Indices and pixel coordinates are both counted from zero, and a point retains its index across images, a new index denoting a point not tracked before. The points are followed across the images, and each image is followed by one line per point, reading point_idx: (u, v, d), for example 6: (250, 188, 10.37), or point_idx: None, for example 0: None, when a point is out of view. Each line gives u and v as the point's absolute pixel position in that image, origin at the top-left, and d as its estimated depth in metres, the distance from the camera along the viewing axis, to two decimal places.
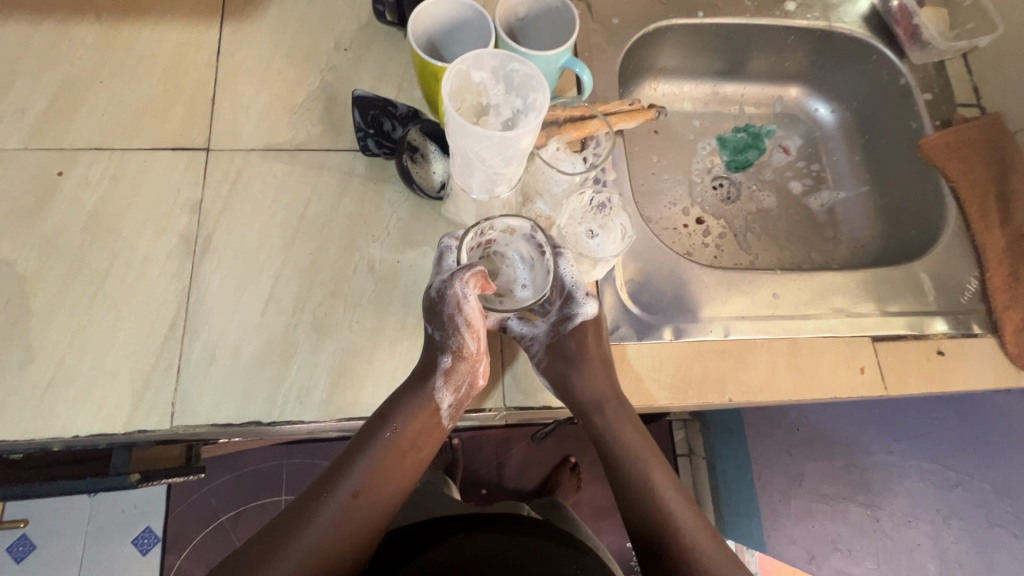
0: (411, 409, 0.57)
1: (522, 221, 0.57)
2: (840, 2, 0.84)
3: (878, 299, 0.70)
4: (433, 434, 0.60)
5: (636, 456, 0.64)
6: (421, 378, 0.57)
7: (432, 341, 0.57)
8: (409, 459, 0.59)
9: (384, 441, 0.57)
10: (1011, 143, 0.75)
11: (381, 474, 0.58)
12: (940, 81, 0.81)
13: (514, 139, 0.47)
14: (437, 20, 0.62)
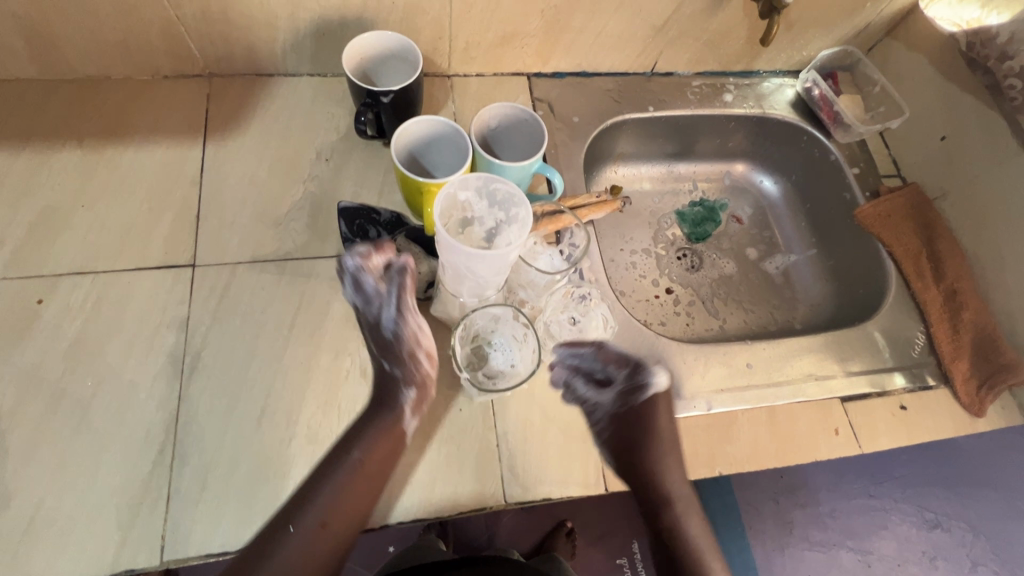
0: (378, 431, 0.59)
1: (503, 307, 0.63)
2: (770, 91, 0.95)
3: (841, 359, 0.75)
4: (393, 455, 0.59)
5: (675, 482, 0.67)
6: (384, 289, 0.63)
7: (386, 377, 0.62)
8: (384, 434, 0.59)
9: (343, 477, 0.58)
10: (931, 208, 0.85)
11: (338, 518, 0.57)
12: (864, 157, 0.91)
13: (505, 253, 0.50)
14: (416, 135, 0.66)
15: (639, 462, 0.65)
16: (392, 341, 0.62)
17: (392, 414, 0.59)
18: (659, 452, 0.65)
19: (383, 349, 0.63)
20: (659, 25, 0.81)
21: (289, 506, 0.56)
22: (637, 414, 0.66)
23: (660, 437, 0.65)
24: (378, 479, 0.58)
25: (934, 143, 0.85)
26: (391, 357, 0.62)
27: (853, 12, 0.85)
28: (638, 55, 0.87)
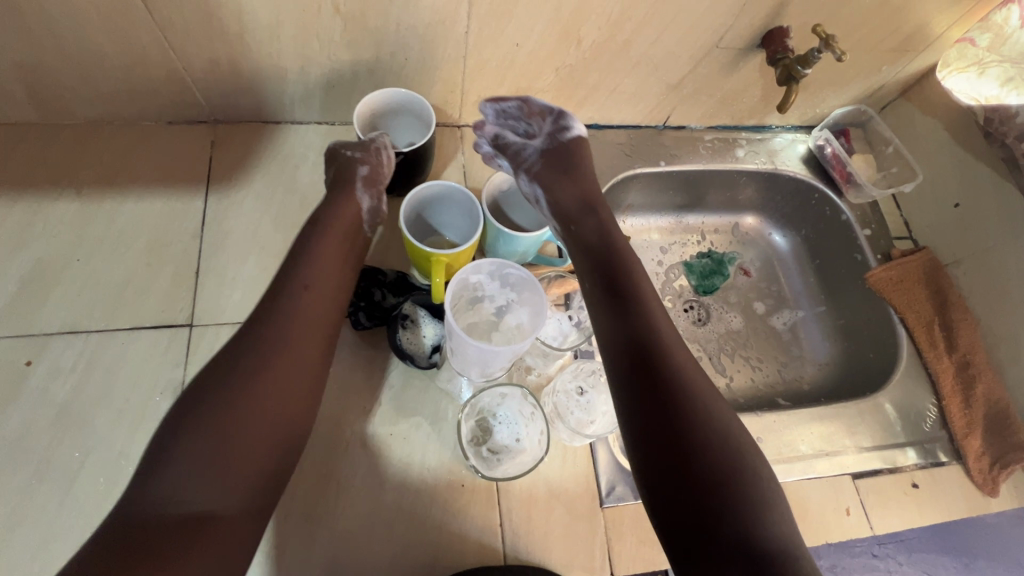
0: (315, 268, 0.55)
1: (513, 387, 0.63)
2: (782, 147, 0.94)
3: (851, 432, 0.74)
4: (341, 294, 0.56)
5: (653, 303, 0.54)
6: (340, 185, 0.62)
7: (346, 161, 0.63)
8: (336, 254, 0.57)
9: (288, 306, 0.51)
10: (945, 275, 0.84)
11: (297, 358, 0.50)
12: (876, 218, 0.90)
13: (517, 348, 0.50)
14: (428, 197, 0.64)
15: (626, 290, 0.55)
16: (343, 176, 0.62)
17: (326, 292, 0.54)
18: (645, 294, 0.55)
19: (336, 174, 0.63)
20: (675, 83, 0.80)
21: (217, 398, 0.46)
22: (579, 212, 0.64)
23: (653, 302, 0.54)
24: (323, 275, 0.55)
25: (948, 208, 0.84)
26: (341, 187, 0.61)
27: (869, 75, 0.85)
28: (652, 109, 0.86)
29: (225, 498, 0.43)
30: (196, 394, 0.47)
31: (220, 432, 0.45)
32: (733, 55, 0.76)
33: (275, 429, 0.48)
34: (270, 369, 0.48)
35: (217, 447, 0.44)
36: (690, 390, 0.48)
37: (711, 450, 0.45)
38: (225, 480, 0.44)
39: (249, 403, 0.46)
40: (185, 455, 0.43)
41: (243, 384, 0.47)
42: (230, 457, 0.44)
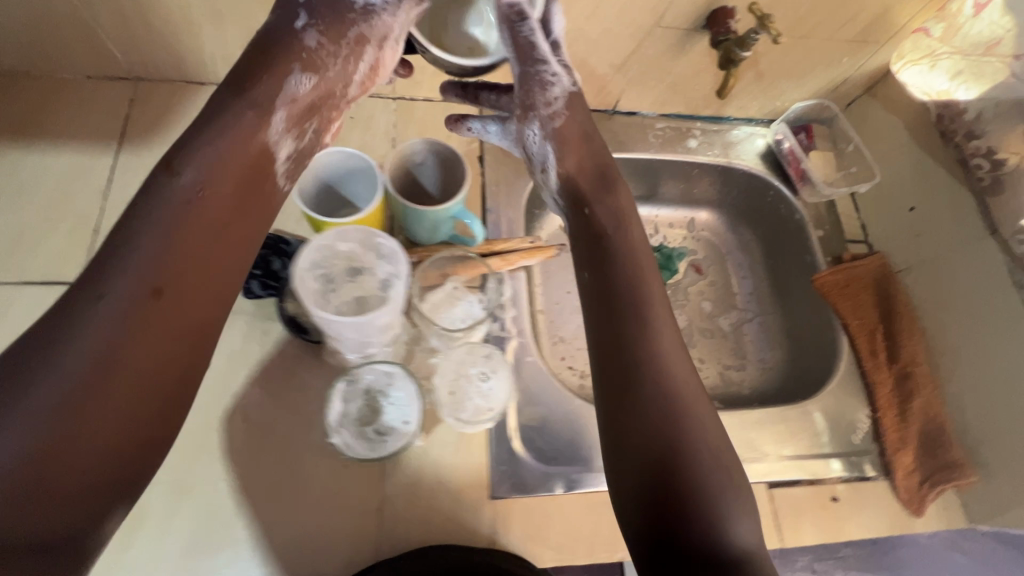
0: (184, 208, 0.43)
1: (392, 365, 0.60)
2: (740, 140, 0.90)
3: (776, 441, 0.70)
4: (236, 245, 0.46)
5: (653, 286, 0.52)
6: (248, 86, 0.48)
7: (288, 33, 0.50)
8: (235, 195, 0.46)
9: (142, 257, 0.40)
10: (894, 283, 0.79)
11: (163, 328, 0.40)
12: (830, 220, 0.86)
13: (368, 321, 0.50)
14: (330, 166, 0.62)
15: (613, 284, 0.52)
16: (264, 64, 0.49)
17: (218, 240, 0.45)
18: (647, 291, 0.52)
19: (264, 44, 0.49)
20: (619, 65, 0.77)
21: (39, 383, 0.35)
22: (591, 187, 0.59)
23: (637, 291, 0.52)
24: (219, 225, 0.45)
25: (903, 214, 0.79)
26: (241, 90, 0.47)
27: (829, 67, 0.80)
28: (598, 92, 0.82)
29: (62, 489, 0.35)
30: (24, 358, 0.36)
31: (71, 414, 0.36)
32: (677, 36, 0.72)
33: (142, 410, 0.39)
34: (137, 335, 0.39)
35: (59, 427, 0.35)
36: (660, 398, 0.46)
37: (665, 457, 0.43)
38: (61, 470, 0.35)
39: (117, 376, 0.38)
40: (8, 432, 0.34)
41: (92, 350, 0.37)
42: (74, 444, 0.36)
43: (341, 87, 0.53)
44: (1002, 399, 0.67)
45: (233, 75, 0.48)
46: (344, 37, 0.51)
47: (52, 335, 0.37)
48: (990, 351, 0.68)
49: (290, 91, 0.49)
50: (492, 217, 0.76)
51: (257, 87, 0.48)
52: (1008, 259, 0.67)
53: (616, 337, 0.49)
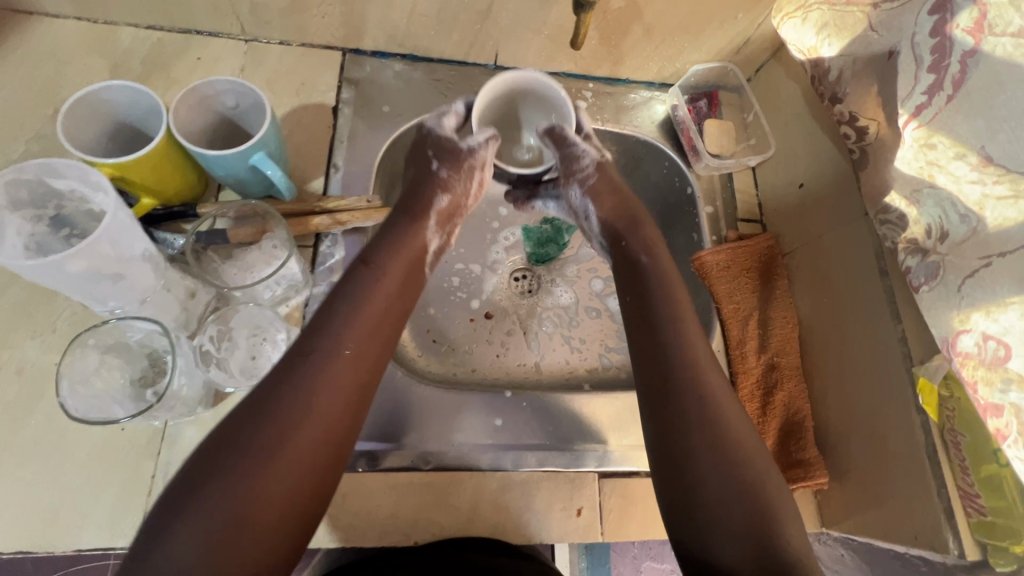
0: (346, 316, 0.49)
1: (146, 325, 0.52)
2: (636, 105, 0.82)
3: (619, 430, 0.65)
4: (388, 323, 0.52)
5: (675, 326, 0.55)
6: (409, 214, 0.60)
7: (433, 177, 0.64)
8: (370, 300, 0.51)
9: (315, 326, 0.48)
10: (779, 266, 0.72)
11: (333, 381, 0.46)
12: (724, 195, 0.78)
13: (59, 266, 0.41)
14: (117, 104, 0.55)
15: (667, 369, 0.53)
16: (411, 206, 0.61)
17: (366, 345, 0.49)
18: (694, 379, 0.52)
19: (414, 191, 0.63)
20: (484, 11, 0.69)
21: (258, 444, 0.41)
22: (624, 227, 0.64)
23: (699, 398, 0.51)
24: (355, 332, 0.49)
25: (792, 190, 0.72)
26: (409, 212, 0.60)
27: (725, 25, 0.72)
28: (471, 43, 0.75)
29: (236, 558, 0.38)
30: (224, 437, 0.42)
31: (227, 494, 0.39)
32: None
33: (302, 488, 0.42)
34: (285, 423, 0.43)
35: (225, 518, 0.39)
36: (724, 477, 0.47)
37: (751, 535, 0.45)
38: (230, 542, 0.38)
39: (280, 453, 0.42)
40: (207, 510, 0.39)
41: (270, 440, 0.42)
42: (252, 520, 0.39)
43: (462, 202, 0.65)
44: (858, 397, 0.60)
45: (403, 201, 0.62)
46: (465, 163, 0.64)
47: (263, 404, 0.43)
48: (852, 343, 0.62)
49: (410, 215, 0.60)
50: (337, 173, 0.70)
51: (411, 203, 0.61)
52: (876, 241, 0.59)
53: (664, 379, 0.53)
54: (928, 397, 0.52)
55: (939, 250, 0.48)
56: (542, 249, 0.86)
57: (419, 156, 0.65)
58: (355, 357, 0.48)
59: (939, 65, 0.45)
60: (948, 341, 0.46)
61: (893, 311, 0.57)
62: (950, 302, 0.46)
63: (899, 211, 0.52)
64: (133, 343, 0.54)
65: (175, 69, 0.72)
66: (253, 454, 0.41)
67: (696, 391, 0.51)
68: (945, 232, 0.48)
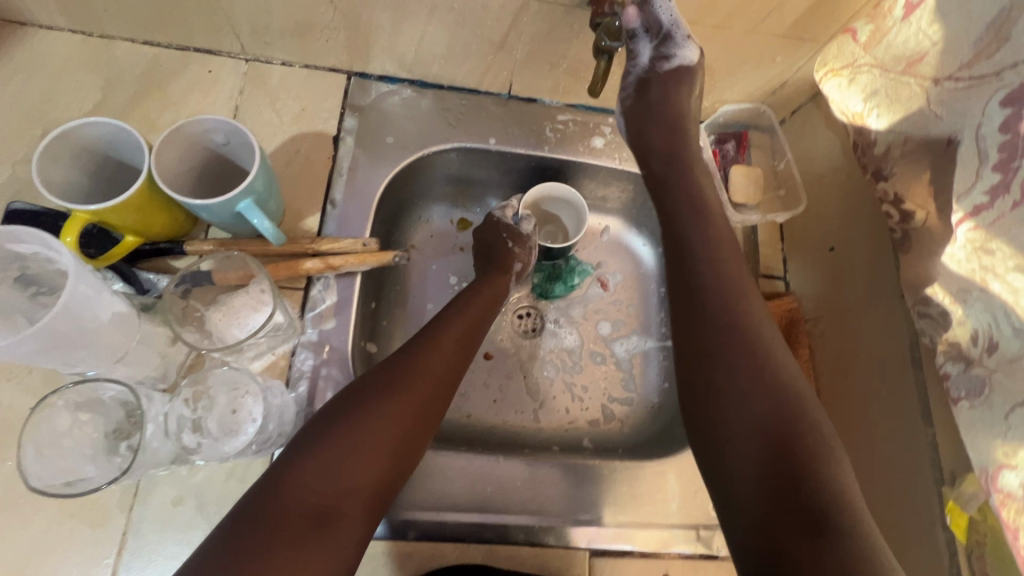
0: (445, 329, 0.60)
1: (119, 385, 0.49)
2: None
3: (614, 503, 0.61)
4: (478, 322, 0.64)
5: (704, 228, 0.57)
6: (495, 265, 0.72)
7: (505, 251, 0.72)
8: (460, 319, 0.63)
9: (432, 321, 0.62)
10: (801, 331, 0.67)
11: (439, 353, 0.57)
12: (747, 248, 0.73)
13: (18, 348, 0.38)
14: (98, 138, 0.51)
15: (696, 278, 0.54)
16: (499, 262, 0.72)
17: (456, 348, 0.59)
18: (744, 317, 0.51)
19: (492, 258, 0.72)
20: (499, 42, 0.64)
21: (382, 388, 0.52)
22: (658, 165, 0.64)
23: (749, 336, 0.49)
24: (446, 338, 0.59)
25: (822, 253, 0.67)
26: (495, 266, 0.71)
27: (761, 67, 0.66)
28: (484, 72, 0.69)
29: (343, 488, 0.46)
30: (361, 386, 0.53)
31: (345, 441, 0.48)
32: (559, 13, 0.59)
33: (398, 445, 0.50)
34: (398, 392, 0.52)
35: (354, 438, 0.48)
36: (757, 404, 0.45)
37: (785, 440, 0.43)
38: (343, 477, 0.47)
39: (386, 413, 0.51)
40: (347, 432, 0.49)
41: (382, 404, 0.51)
42: (357, 461, 0.48)
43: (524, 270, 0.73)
44: (871, 493, 0.56)
45: (487, 259, 0.73)
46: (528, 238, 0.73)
47: (386, 369, 0.54)
48: (872, 433, 0.57)
49: (498, 268, 0.71)
50: (334, 210, 0.66)
51: (496, 259, 0.72)
52: (910, 328, 0.54)
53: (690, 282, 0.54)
54: (955, 518, 0.47)
55: (986, 364, 0.43)
56: (558, 287, 0.81)
57: (490, 239, 0.74)
58: (451, 356, 0.58)
59: (1006, 166, 0.39)
60: (987, 472, 0.41)
61: (923, 411, 0.51)
62: (994, 428, 0.41)
63: (941, 306, 0.46)
64: (108, 399, 0.51)
65: (169, 87, 0.67)
66: (367, 412, 0.50)
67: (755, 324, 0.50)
68: (993, 343, 0.42)
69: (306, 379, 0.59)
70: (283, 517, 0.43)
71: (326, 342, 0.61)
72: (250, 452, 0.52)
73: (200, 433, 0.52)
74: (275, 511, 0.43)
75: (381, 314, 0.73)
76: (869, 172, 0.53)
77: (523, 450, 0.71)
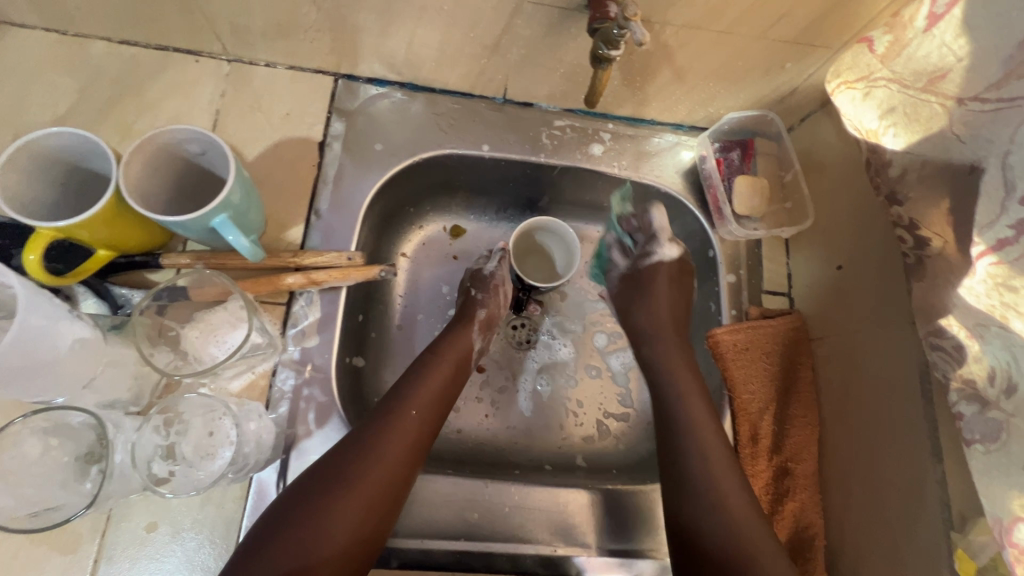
0: (417, 396, 0.58)
1: (86, 414, 0.47)
2: (660, 150, 0.72)
3: (605, 530, 0.59)
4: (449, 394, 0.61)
5: (706, 465, 0.55)
6: (459, 320, 0.67)
7: (469, 301, 0.69)
8: (434, 380, 0.60)
9: (397, 392, 0.58)
10: (804, 353, 0.64)
11: (400, 435, 0.54)
12: (750, 263, 0.69)
13: None
14: (66, 148, 0.49)
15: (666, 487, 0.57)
16: (462, 314, 0.68)
17: (433, 416, 0.58)
18: (683, 383, 0.62)
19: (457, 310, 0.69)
20: (493, 45, 0.60)
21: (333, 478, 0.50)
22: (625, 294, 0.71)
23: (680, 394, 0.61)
24: (420, 405, 0.57)
25: (829, 271, 0.64)
26: (460, 318, 0.67)
27: (770, 74, 0.62)
28: (479, 77, 0.66)
29: (302, 572, 0.45)
30: (315, 478, 0.50)
31: (302, 530, 0.47)
32: (555, 16, 0.55)
33: (365, 530, 0.49)
34: (349, 485, 0.50)
35: (302, 543, 0.46)
36: (696, 466, 0.56)
37: None
38: (303, 561, 0.46)
39: (349, 496, 0.50)
40: (293, 535, 0.47)
41: (342, 483, 0.50)
42: (318, 544, 0.47)
43: (497, 318, 0.69)
44: (873, 551, 0.54)
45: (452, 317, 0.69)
46: (491, 283, 0.70)
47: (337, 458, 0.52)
48: (878, 468, 0.54)
49: (460, 320, 0.67)
50: (318, 220, 0.64)
51: (462, 310, 0.68)
52: (921, 358, 0.51)
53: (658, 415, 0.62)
54: (964, 564, 0.45)
55: (1003, 407, 0.40)
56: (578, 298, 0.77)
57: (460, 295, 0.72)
58: (409, 439, 0.55)
59: None
60: (1001, 524, 0.39)
61: (933, 447, 0.49)
62: (1011, 479, 0.39)
63: (955, 339, 0.44)
64: (77, 424, 0.48)
65: (147, 90, 0.64)
66: (332, 495, 0.49)
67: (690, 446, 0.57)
68: (1012, 385, 0.40)
69: (287, 400, 0.57)
70: None
71: (309, 361, 0.58)
72: (225, 479, 0.50)
73: (172, 460, 0.50)
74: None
75: (369, 327, 0.69)
76: (882, 194, 0.50)
77: (513, 470, 0.68)
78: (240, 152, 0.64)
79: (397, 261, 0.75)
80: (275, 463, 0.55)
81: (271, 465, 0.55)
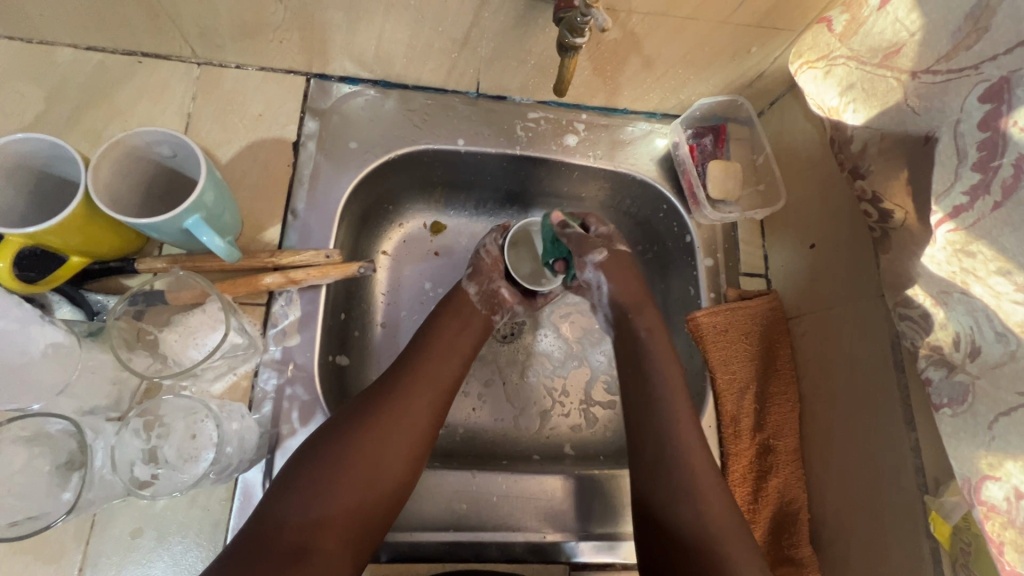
0: (437, 349, 0.60)
1: (62, 421, 0.46)
2: (634, 139, 0.73)
3: (594, 513, 0.60)
4: (462, 336, 0.63)
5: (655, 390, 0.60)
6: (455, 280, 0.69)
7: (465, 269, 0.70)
8: (449, 330, 0.62)
9: (419, 342, 0.61)
10: (782, 331, 0.65)
11: (421, 379, 0.57)
12: (726, 246, 0.71)
13: None
14: (30, 153, 0.48)
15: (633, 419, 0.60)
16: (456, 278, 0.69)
17: (454, 367, 0.60)
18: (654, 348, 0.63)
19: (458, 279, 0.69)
20: (462, 39, 0.60)
21: (349, 431, 0.52)
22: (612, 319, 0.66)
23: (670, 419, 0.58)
24: (438, 355, 0.60)
25: (803, 251, 0.65)
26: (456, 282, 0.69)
27: (737, 58, 0.63)
28: (450, 71, 0.66)
29: (320, 515, 0.48)
30: (335, 426, 0.52)
31: (319, 481, 0.49)
32: (521, 7, 0.56)
33: (381, 483, 0.51)
34: (370, 430, 0.52)
35: (327, 485, 0.49)
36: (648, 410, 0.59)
37: None
38: (320, 507, 0.48)
39: (366, 445, 0.51)
40: (312, 479, 0.49)
41: (358, 435, 0.52)
42: (340, 487, 0.49)
43: (489, 268, 0.68)
44: (854, 498, 0.55)
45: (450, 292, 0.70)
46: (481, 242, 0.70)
47: (358, 412, 0.53)
48: (854, 436, 0.56)
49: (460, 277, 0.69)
50: (295, 219, 0.64)
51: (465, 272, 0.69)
52: (892, 329, 0.53)
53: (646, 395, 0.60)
54: (938, 526, 0.46)
55: (969, 369, 0.41)
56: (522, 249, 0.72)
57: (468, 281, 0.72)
58: (430, 386, 0.57)
59: (986, 165, 0.39)
60: (970, 483, 0.40)
61: (906, 416, 0.50)
62: (977, 440, 0.40)
63: (922, 308, 0.45)
64: (55, 431, 0.47)
65: (118, 97, 0.63)
66: (348, 449, 0.51)
67: (683, 472, 0.55)
68: (976, 348, 0.41)
69: (271, 400, 0.57)
70: (268, 541, 0.45)
71: (291, 359, 0.58)
72: (208, 480, 0.50)
73: (155, 463, 0.50)
74: (257, 539, 0.45)
75: (351, 325, 0.69)
76: (846, 169, 0.52)
77: (502, 462, 0.68)
78: (214, 155, 0.64)
79: (378, 258, 0.75)
80: (261, 463, 0.55)
81: (256, 465, 0.54)
